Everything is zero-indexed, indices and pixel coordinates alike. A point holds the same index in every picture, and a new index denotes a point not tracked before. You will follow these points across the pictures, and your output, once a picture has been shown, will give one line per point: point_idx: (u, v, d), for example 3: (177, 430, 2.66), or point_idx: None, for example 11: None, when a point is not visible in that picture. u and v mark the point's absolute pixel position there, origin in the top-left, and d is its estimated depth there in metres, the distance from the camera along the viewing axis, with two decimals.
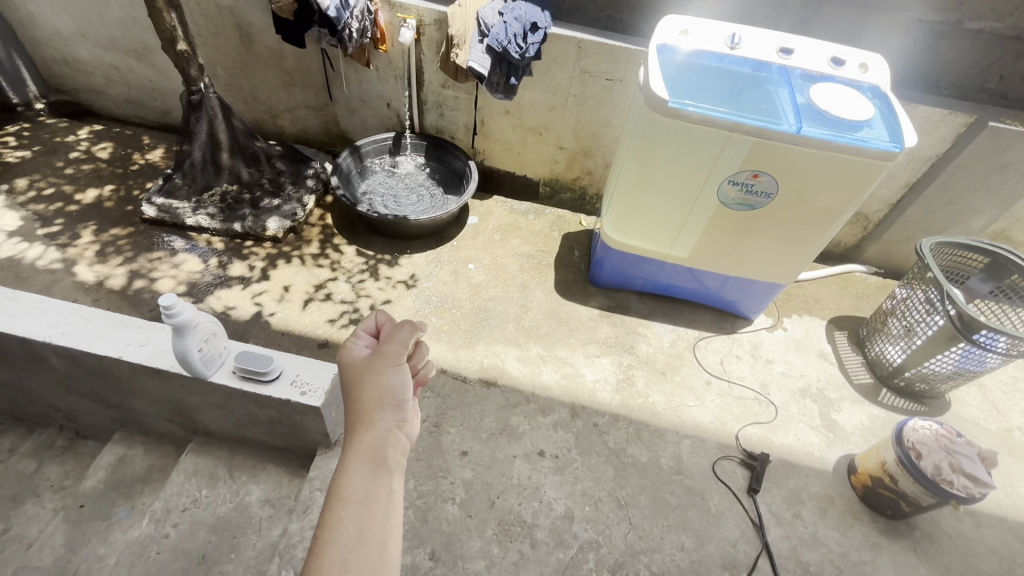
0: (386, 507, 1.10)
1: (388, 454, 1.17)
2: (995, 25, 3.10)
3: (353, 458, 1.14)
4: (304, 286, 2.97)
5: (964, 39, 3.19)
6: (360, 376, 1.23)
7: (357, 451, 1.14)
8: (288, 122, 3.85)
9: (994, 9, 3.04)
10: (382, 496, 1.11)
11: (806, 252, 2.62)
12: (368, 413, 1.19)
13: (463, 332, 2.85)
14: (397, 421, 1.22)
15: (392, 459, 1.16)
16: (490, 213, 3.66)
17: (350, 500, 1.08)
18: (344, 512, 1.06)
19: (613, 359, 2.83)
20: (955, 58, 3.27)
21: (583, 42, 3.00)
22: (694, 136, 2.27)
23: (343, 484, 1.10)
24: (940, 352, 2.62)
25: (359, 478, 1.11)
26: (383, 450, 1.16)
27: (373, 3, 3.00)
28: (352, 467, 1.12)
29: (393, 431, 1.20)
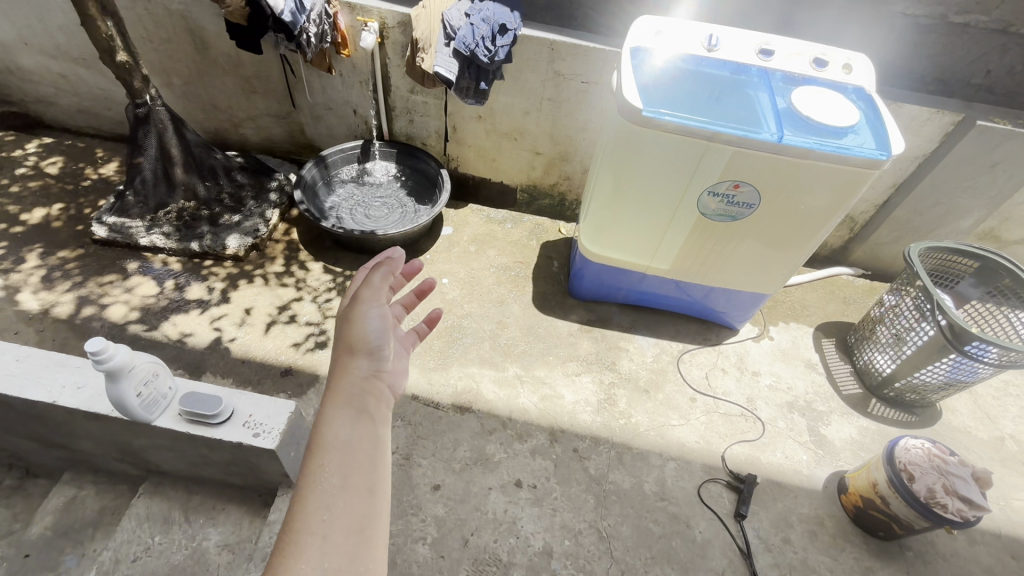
0: (369, 451, 1.15)
1: (367, 401, 1.23)
2: (980, 19, 3.00)
3: (334, 407, 1.19)
4: (267, 307, 2.81)
5: (949, 33, 3.09)
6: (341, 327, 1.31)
7: (336, 400, 1.21)
8: (251, 131, 3.66)
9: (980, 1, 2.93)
10: (365, 440, 1.17)
11: (791, 261, 2.51)
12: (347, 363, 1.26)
13: (436, 354, 2.71)
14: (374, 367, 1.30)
15: (372, 406, 1.22)
16: (466, 223, 3.52)
17: (332, 446, 1.12)
18: (326, 459, 1.11)
19: (594, 378, 2.71)
20: (939, 53, 3.17)
21: (555, 43, 2.84)
22: (671, 146, 2.14)
23: (326, 432, 1.15)
24: (930, 363, 2.53)
25: (341, 425, 1.17)
26: (362, 398, 1.23)
27: (331, 5, 2.82)
28: (333, 415, 1.18)
29: (371, 380, 1.27)
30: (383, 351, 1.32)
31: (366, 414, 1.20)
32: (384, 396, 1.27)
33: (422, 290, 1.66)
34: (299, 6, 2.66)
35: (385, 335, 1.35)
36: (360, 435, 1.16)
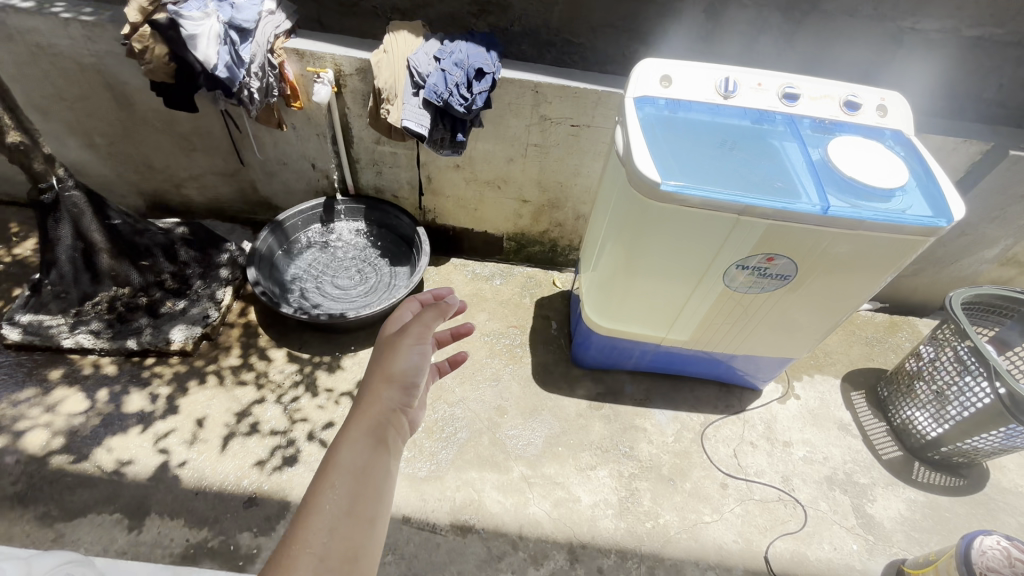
0: (381, 486, 1.04)
1: (388, 432, 1.13)
2: (994, 31, 2.58)
3: (355, 430, 1.08)
4: (223, 416, 2.38)
5: (960, 48, 2.66)
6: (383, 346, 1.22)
7: (358, 422, 1.10)
8: (195, 191, 3.19)
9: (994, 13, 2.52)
10: (378, 472, 1.05)
11: (827, 328, 2.20)
12: (378, 386, 1.16)
13: (427, 458, 2.32)
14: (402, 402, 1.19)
15: (392, 438, 1.12)
16: (449, 283, 3.13)
17: (345, 470, 1.00)
18: (336, 480, 0.99)
19: (611, 471, 2.36)
20: (951, 68, 2.72)
21: (540, 85, 2.47)
22: (695, 220, 1.80)
23: (340, 454, 1.03)
24: (985, 431, 2.25)
25: (358, 450, 1.05)
26: (384, 428, 1.12)
27: (276, 55, 2.41)
28: (352, 436, 1.07)
29: (397, 411, 1.17)
30: (416, 387, 1.22)
31: (384, 446, 1.10)
32: (404, 432, 1.17)
33: (457, 331, 1.53)
34: (236, 58, 2.25)
35: (422, 370, 1.25)
36: (376, 467, 1.05)
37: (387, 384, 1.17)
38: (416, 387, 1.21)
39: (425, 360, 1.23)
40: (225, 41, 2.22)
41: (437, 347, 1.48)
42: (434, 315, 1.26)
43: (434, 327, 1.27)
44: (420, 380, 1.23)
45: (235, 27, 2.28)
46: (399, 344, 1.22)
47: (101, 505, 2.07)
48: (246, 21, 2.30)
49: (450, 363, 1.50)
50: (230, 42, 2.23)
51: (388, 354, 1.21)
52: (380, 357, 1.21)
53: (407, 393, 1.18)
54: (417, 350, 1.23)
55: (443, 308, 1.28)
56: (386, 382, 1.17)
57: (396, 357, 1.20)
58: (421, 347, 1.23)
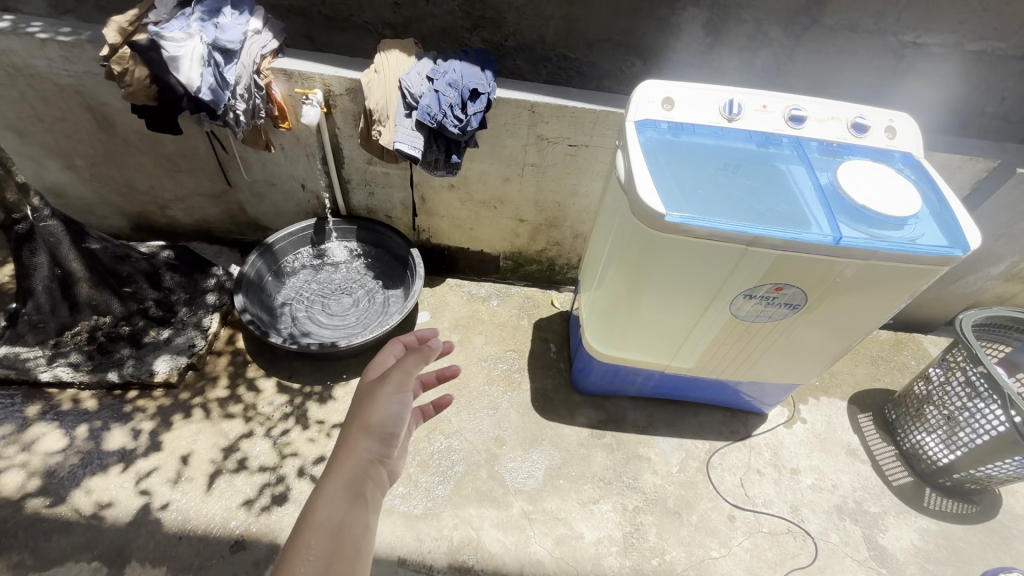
0: (359, 544, 0.98)
1: (366, 485, 1.07)
2: (995, 46, 2.45)
3: (331, 485, 1.02)
4: (209, 452, 2.27)
5: (963, 62, 2.52)
6: (360, 394, 1.15)
7: (334, 476, 1.03)
8: (182, 213, 3.09)
9: (995, 28, 2.40)
10: (355, 531, 0.99)
11: (836, 355, 2.13)
12: (355, 437, 1.09)
13: (423, 494, 2.24)
14: (381, 453, 1.13)
15: (370, 493, 1.06)
16: (445, 305, 3.05)
17: (320, 529, 0.95)
18: (311, 542, 0.93)
19: (615, 505, 2.28)
20: (952, 82, 2.59)
21: (537, 105, 2.40)
22: (701, 251, 1.72)
23: (315, 511, 0.97)
24: (999, 459, 2.17)
25: (334, 507, 0.99)
26: (363, 482, 1.06)
27: (263, 76, 2.29)
28: (329, 492, 1.01)
29: (376, 462, 1.11)
30: (396, 436, 1.16)
31: (362, 501, 1.04)
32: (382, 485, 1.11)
33: (442, 374, 1.44)
34: (221, 80, 2.16)
35: (403, 418, 1.18)
36: (353, 524, 0.99)
37: (366, 433, 1.10)
38: (395, 437, 1.14)
39: (405, 409, 1.16)
40: (209, 63, 2.13)
41: (421, 389, 1.45)
42: (415, 361, 1.17)
43: (416, 373, 1.17)
44: (400, 428, 1.16)
45: (219, 48, 2.16)
46: (377, 391, 1.14)
47: (78, 553, 1.96)
48: (231, 42, 2.16)
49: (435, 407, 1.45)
50: (214, 64, 2.14)
51: (366, 400, 1.13)
52: (357, 405, 1.13)
53: (386, 444, 1.12)
54: (398, 396, 1.15)
55: (426, 353, 1.19)
56: (364, 432, 1.10)
57: (374, 406, 1.12)
58: (402, 395, 1.15)
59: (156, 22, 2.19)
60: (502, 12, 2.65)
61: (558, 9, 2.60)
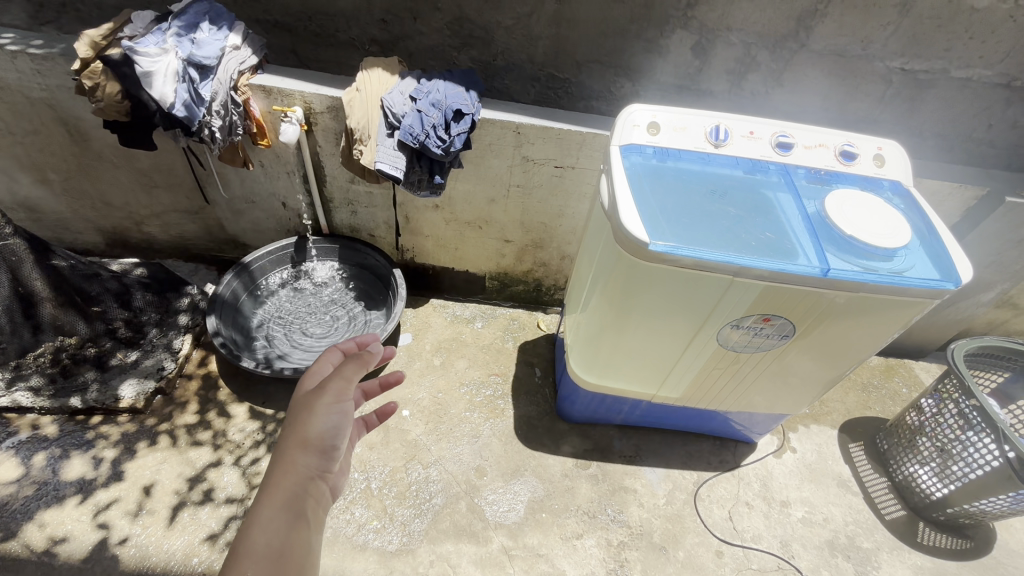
0: (302, 562, 0.97)
1: (306, 502, 1.06)
2: (984, 73, 2.43)
3: (268, 507, 1.00)
4: (174, 483, 2.16)
5: (950, 89, 2.50)
6: (297, 406, 1.11)
7: (270, 499, 1.01)
8: (158, 229, 3.01)
9: (984, 55, 2.36)
10: (298, 550, 0.98)
11: (825, 385, 2.07)
12: (293, 452, 1.07)
13: (398, 528, 2.13)
14: (321, 466, 1.12)
15: (310, 511, 1.05)
16: (428, 326, 2.96)
17: (259, 553, 0.93)
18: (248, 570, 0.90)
19: (599, 539, 2.19)
20: (940, 109, 2.58)
21: (522, 126, 2.35)
22: (684, 282, 1.67)
23: (252, 535, 0.95)
24: (992, 494, 2.11)
25: (273, 529, 0.98)
26: (302, 500, 1.05)
27: (241, 92, 2.23)
28: (265, 516, 0.99)
29: (315, 479, 1.10)
30: (336, 449, 1.15)
31: (303, 520, 1.03)
32: (323, 500, 1.10)
33: (385, 382, 1.42)
34: (195, 96, 2.10)
35: (344, 429, 1.16)
36: (295, 544, 0.98)
37: (306, 444, 1.08)
38: (335, 450, 1.13)
39: (345, 421, 1.14)
40: (184, 79, 2.09)
41: (363, 398, 1.41)
42: (355, 367, 1.15)
43: (356, 381, 1.16)
44: (341, 440, 1.14)
45: (195, 64, 2.10)
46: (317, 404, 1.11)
47: None
48: (207, 57, 2.11)
49: (377, 416, 1.43)
50: (188, 79, 2.09)
51: (304, 413, 1.10)
52: (293, 419, 1.10)
53: (325, 458, 1.10)
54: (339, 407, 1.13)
55: (366, 358, 1.17)
56: (302, 446, 1.08)
57: (313, 419, 1.10)
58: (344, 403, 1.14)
59: (132, 36, 2.14)
60: (489, 31, 2.61)
61: (546, 29, 2.56)
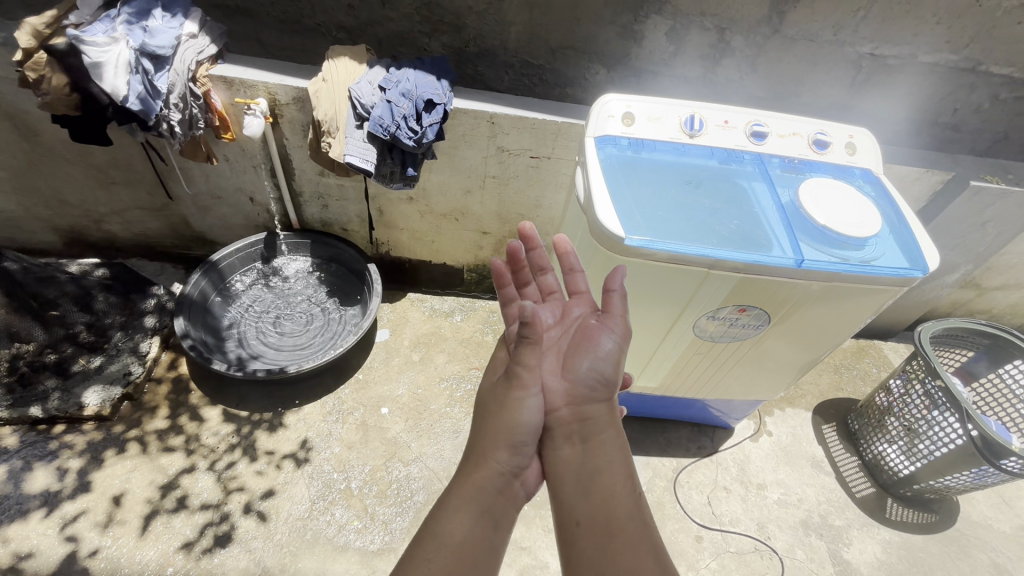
0: (476, 480, 1.10)
1: (498, 499, 1.10)
2: (950, 58, 2.46)
3: (456, 496, 1.08)
4: (145, 491, 2.09)
5: (917, 74, 2.53)
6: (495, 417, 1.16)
7: (466, 489, 1.09)
8: (119, 227, 2.88)
9: (950, 40, 2.39)
10: (478, 479, 1.11)
11: (798, 370, 2.11)
12: (505, 450, 1.14)
13: (378, 527, 2.11)
14: (511, 464, 1.14)
15: (502, 491, 1.12)
16: (406, 320, 2.90)
17: (440, 537, 1.00)
18: (428, 551, 0.97)
19: None
20: (908, 95, 2.61)
21: (496, 116, 2.31)
22: (662, 276, 1.65)
23: (443, 524, 1.01)
24: (956, 471, 2.19)
25: (458, 518, 1.04)
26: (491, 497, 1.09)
27: (200, 84, 2.13)
28: (455, 505, 1.06)
29: (507, 475, 1.14)
30: (524, 445, 1.17)
31: (488, 512, 1.07)
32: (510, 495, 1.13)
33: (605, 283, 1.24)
34: (151, 88, 2.00)
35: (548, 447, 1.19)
36: (472, 483, 1.10)
37: (496, 451, 1.14)
38: (523, 446, 1.16)
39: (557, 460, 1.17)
40: (137, 70, 1.98)
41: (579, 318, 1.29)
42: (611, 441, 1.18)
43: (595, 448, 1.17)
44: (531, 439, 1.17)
45: (148, 54, 1.99)
46: (512, 404, 1.16)
47: None
48: (161, 47, 1.99)
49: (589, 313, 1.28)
50: (141, 71, 1.98)
51: (505, 427, 1.15)
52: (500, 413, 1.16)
53: (516, 458, 1.14)
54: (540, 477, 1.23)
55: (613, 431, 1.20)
56: (511, 447, 1.15)
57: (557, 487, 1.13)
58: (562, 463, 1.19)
59: (77, 25, 2.01)
60: (461, 16, 2.53)
61: (520, 14, 2.50)
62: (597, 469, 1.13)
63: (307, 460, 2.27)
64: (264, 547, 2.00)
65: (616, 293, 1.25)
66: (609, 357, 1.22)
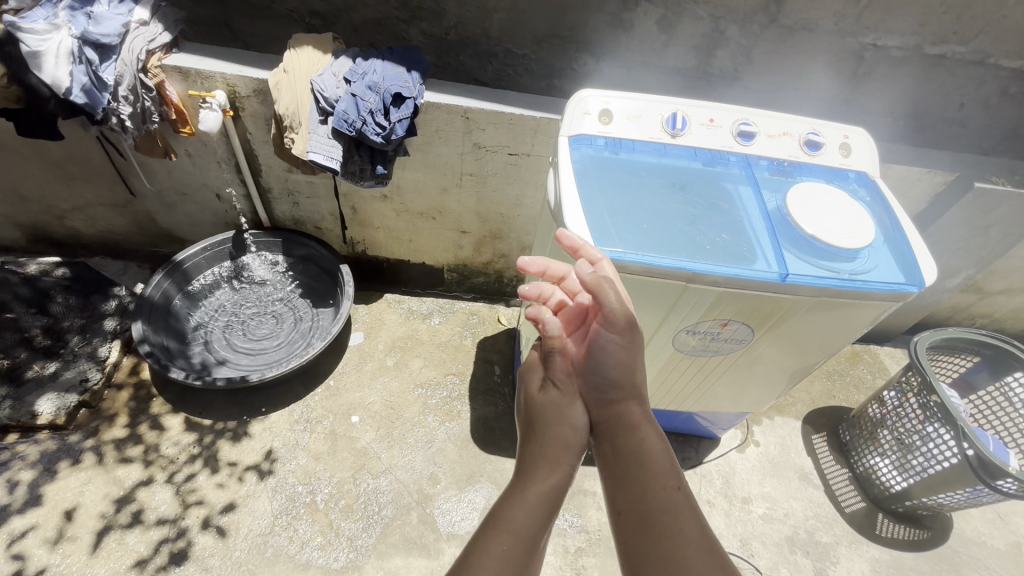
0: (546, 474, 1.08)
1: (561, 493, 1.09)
2: (957, 50, 2.30)
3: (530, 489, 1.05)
4: (99, 504, 2.00)
5: (923, 67, 2.38)
6: (548, 421, 1.16)
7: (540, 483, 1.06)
8: (83, 223, 2.76)
9: (958, 30, 2.24)
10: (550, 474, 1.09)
11: (785, 383, 2.00)
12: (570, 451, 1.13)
13: (342, 544, 2.02)
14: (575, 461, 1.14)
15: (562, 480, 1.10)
16: (382, 323, 2.79)
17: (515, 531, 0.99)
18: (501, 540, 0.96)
19: (555, 546, 2.13)
20: (912, 89, 2.46)
21: (470, 111, 2.17)
22: (636, 289, 1.53)
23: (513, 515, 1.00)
24: (950, 489, 2.09)
25: (528, 513, 1.01)
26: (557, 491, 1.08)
27: (152, 75, 1.98)
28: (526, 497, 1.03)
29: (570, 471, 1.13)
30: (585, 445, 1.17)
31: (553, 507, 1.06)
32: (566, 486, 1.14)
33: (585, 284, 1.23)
34: (96, 79, 1.88)
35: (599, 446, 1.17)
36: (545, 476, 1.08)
37: (566, 455, 1.12)
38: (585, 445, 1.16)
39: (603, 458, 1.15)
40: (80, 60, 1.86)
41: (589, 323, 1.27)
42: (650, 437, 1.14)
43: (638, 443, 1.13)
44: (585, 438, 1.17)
45: (92, 43, 1.87)
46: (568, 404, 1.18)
47: None
48: (105, 35, 1.87)
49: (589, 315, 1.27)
50: (86, 61, 1.85)
51: (570, 429, 1.15)
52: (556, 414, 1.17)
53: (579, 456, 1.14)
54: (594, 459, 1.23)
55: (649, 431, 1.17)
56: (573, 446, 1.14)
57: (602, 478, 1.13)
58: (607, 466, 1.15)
59: (17, 10, 1.88)
60: (439, 2, 2.38)
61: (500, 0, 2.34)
62: (632, 464, 1.08)
63: (271, 472, 2.17)
64: (222, 565, 1.92)
65: (607, 288, 1.18)
66: (619, 356, 1.18)
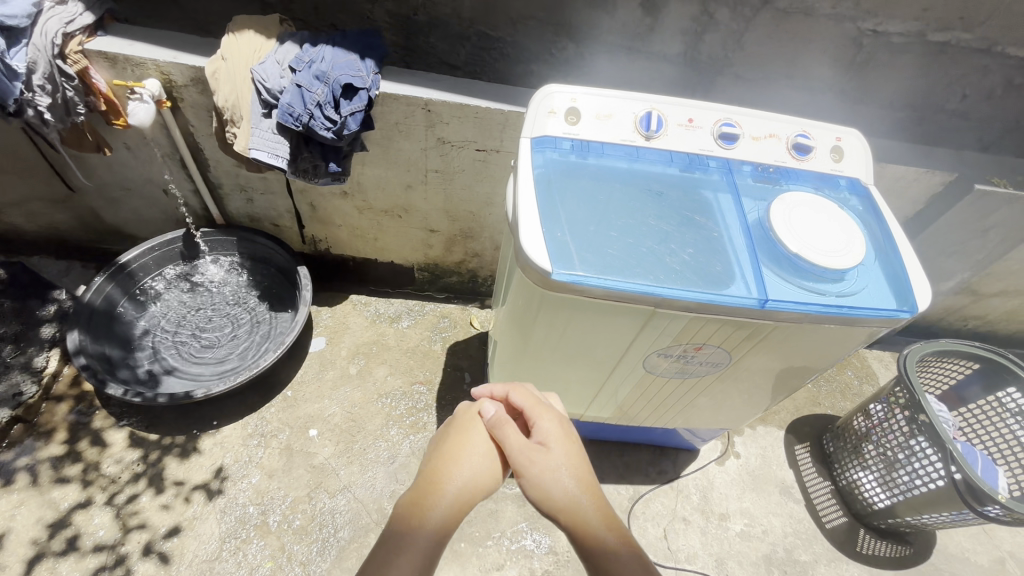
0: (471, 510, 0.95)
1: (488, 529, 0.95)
2: (963, 36, 2.11)
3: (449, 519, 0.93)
4: (32, 529, 1.88)
5: (926, 55, 2.19)
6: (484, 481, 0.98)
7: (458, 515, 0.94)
8: (23, 219, 2.56)
9: (964, 15, 2.05)
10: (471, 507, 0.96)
11: (765, 402, 1.88)
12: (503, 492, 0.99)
13: (294, 569, 1.91)
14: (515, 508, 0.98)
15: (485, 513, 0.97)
16: (346, 327, 2.63)
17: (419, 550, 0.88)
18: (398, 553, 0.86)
19: (520, 569, 2.03)
20: (913, 79, 2.28)
21: (431, 103, 1.98)
22: (600, 313, 1.39)
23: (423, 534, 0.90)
24: (935, 510, 1.99)
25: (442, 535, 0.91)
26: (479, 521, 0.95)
27: (72, 60, 1.78)
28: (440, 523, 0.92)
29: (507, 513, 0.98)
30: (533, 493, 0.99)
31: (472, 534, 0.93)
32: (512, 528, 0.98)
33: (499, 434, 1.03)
34: (6, 67, 1.69)
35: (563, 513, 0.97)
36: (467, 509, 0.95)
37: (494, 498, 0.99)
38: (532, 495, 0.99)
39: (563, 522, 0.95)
40: None
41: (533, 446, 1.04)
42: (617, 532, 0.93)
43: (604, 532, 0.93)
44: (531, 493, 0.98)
45: None
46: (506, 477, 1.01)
47: None
48: (11, 16, 1.69)
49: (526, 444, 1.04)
50: None
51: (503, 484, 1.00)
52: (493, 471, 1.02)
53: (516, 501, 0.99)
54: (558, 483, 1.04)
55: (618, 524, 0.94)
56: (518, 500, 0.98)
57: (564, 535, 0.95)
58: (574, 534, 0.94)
59: None
60: None
61: None
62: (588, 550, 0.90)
63: (221, 491, 2.04)
64: None
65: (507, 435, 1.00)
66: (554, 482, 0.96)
